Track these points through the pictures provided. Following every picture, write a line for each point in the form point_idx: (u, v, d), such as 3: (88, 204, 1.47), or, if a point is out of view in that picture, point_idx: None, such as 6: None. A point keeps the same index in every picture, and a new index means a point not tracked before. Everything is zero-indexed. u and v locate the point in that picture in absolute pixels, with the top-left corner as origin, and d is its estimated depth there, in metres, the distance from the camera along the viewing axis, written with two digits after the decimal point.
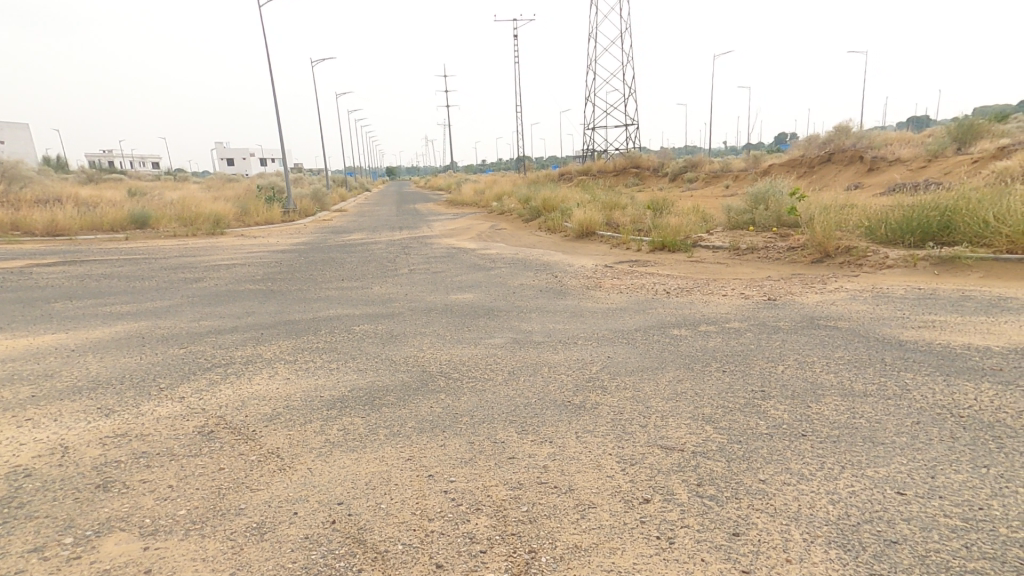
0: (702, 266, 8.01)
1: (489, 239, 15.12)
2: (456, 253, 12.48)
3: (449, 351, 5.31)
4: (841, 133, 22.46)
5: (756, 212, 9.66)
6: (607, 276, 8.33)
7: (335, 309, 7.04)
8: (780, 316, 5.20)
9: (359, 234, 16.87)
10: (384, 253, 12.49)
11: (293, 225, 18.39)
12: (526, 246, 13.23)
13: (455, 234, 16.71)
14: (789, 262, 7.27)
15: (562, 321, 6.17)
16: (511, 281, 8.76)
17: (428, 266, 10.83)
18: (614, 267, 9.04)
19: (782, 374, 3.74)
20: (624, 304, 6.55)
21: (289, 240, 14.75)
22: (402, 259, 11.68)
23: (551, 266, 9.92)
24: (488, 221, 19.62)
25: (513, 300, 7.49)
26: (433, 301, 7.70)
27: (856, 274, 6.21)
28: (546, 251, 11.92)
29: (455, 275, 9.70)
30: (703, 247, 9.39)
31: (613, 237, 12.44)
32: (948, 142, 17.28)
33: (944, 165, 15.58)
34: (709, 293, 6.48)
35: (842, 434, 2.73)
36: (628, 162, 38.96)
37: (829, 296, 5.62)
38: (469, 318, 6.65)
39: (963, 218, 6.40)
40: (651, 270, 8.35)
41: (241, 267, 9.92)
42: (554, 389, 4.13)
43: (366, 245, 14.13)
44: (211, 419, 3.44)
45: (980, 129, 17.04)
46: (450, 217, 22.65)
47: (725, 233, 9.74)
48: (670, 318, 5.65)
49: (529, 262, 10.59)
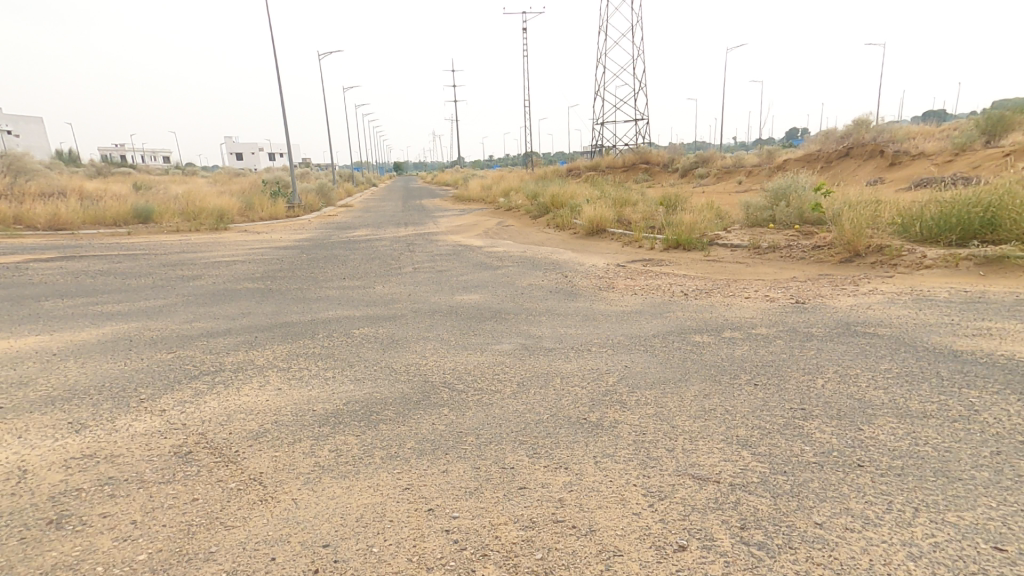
0: (722, 266, 7.62)
1: (496, 236, 14.77)
2: (463, 251, 12.15)
3: (454, 358, 4.99)
4: (859, 127, 21.79)
5: (777, 209, 9.24)
6: (619, 276, 7.98)
7: (335, 310, 6.74)
8: (811, 321, 4.82)
9: (365, 232, 16.59)
10: (389, 251, 12.19)
11: (298, 222, 18.15)
12: (534, 244, 12.87)
13: (462, 231, 16.37)
14: (815, 262, 6.86)
15: (574, 325, 5.82)
16: (519, 281, 8.41)
17: (434, 264, 10.51)
18: (627, 266, 8.66)
19: (823, 389, 3.36)
20: (639, 307, 6.20)
21: (292, 237, 14.49)
22: (407, 257, 11.38)
23: (561, 265, 9.56)
24: (495, 218, 19.28)
25: (521, 301, 7.14)
26: (438, 302, 7.38)
27: (891, 275, 5.80)
28: (555, 249, 11.55)
29: (461, 274, 9.38)
30: (720, 245, 8.99)
31: (625, 234, 12.03)
32: (974, 135, 16.62)
33: (970, 161, 14.96)
34: (731, 295, 6.13)
35: (908, 466, 2.35)
36: (637, 157, 38.35)
37: (863, 299, 5.23)
38: (476, 321, 6.32)
39: (1007, 214, 5.96)
40: (667, 269, 7.97)
41: (241, 264, 9.65)
42: (568, 403, 3.78)
43: (371, 242, 13.85)
44: (191, 437, 3.13)
45: (1009, 122, 16.36)
46: (457, 213, 22.34)
47: (743, 231, 9.31)
48: (691, 323, 5.29)
49: (538, 260, 10.23)
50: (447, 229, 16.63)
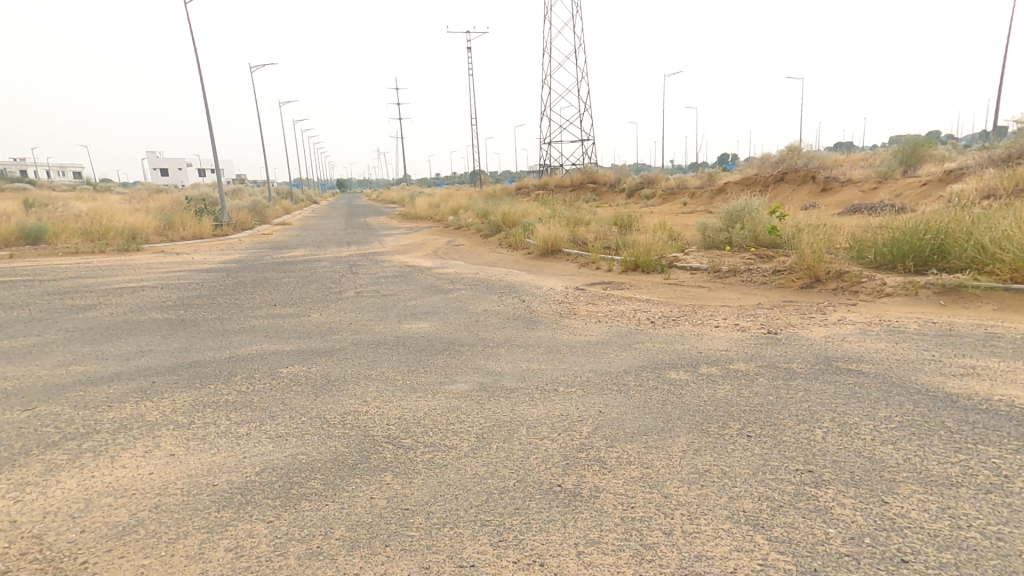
0: (685, 292, 7.47)
1: (447, 256, 14.11)
2: (411, 273, 11.41)
3: (400, 402, 4.27)
4: (793, 152, 22.85)
5: (732, 231, 9.24)
6: (580, 302, 7.57)
7: (259, 344, 5.87)
8: (788, 354, 4.52)
9: (303, 251, 15.41)
10: (329, 272, 11.26)
11: (228, 241, 16.72)
12: (488, 265, 12.34)
13: (409, 250, 15.54)
14: (777, 288, 6.75)
15: (536, 359, 5.27)
16: (473, 307, 7.81)
17: (379, 287, 9.73)
18: (586, 290, 8.30)
19: (823, 442, 2.97)
20: (605, 338, 5.79)
21: (218, 258, 13.18)
22: (349, 279, 10.52)
23: (516, 288, 9.06)
24: (446, 236, 18.63)
25: (476, 330, 6.54)
26: (383, 331, 6.65)
27: (854, 301, 5.74)
28: (509, 271, 11.05)
29: (410, 298, 8.67)
30: (679, 269, 8.81)
31: (580, 255, 11.73)
32: (896, 164, 17.78)
33: (895, 187, 15.89)
34: (698, 324, 5.86)
35: (963, 565, 1.93)
36: (585, 177, 38.94)
37: (834, 329, 5.02)
38: (426, 354, 5.63)
39: (958, 242, 6.02)
40: (629, 295, 7.71)
41: (150, 290, 8.49)
42: (537, 461, 3.18)
43: (310, 262, 12.81)
44: (20, 547, 2.31)
45: (925, 152, 17.63)
46: (406, 231, 21.50)
47: (701, 253, 9.20)
48: (663, 357, 4.89)
49: (492, 283, 9.67)
50: (394, 249, 15.79)
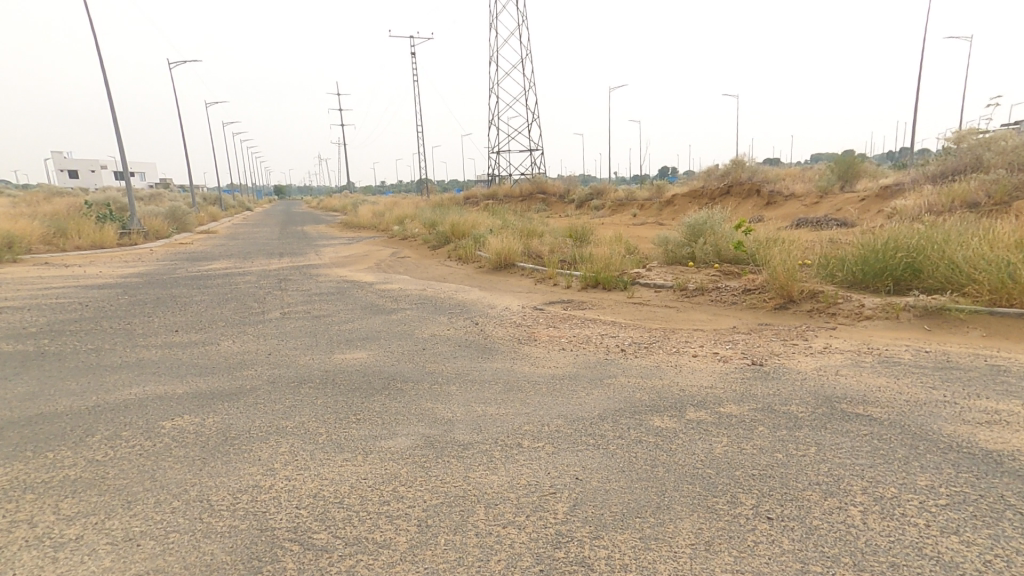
0: (652, 313, 7.05)
1: (391, 270, 13.05)
2: (349, 289, 10.27)
3: (320, 469, 3.28)
4: (737, 166, 23.49)
5: (695, 247, 8.91)
6: (539, 326, 6.87)
7: (144, 387, 4.69)
8: (783, 392, 3.96)
9: (226, 263, 13.82)
10: (253, 289, 9.92)
11: (137, 251, 14.85)
12: (436, 280, 11.44)
13: (349, 263, 14.30)
14: (750, 309, 6.40)
15: (493, 400, 4.44)
16: (418, 331, 6.88)
17: (310, 307, 8.59)
18: (545, 312, 7.61)
19: (866, 529, 2.31)
20: (571, 371, 5.08)
21: (119, 273, 11.51)
22: (274, 297, 9.27)
23: (468, 308, 8.24)
24: (392, 247, 17.51)
25: (422, 361, 5.63)
26: (310, 364, 5.59)
27: (834, 326, 5.34)
28: (460, 287, 10.19)
29: (346, 320, 7.62)
30: (643, 287, 8.39)
31: (536, 269, 11.07)
32: (835, 180, 18.51)
33: (835, 203, 16.43)
34: (674, 353, 5.29)
35: None
36: (535, 187, 38.73)
37: (823, 359, 4.54)
38: (359, 393, 4.67)
39: (931, 261, 5.79)
40: (592, 317, 7.18)
41: (11, 317, 7.22)
42: (503, 569, 2.33)
43: (232, 277, 11.36)
44: None
45: (860, 170, 18.49)
46: (347, 241, 20.11)
47: (665, 270, 8.83)
48: (640, 398, 4.24)
49: (440, 302, 8.78)
50: (333, 261, 14.53)
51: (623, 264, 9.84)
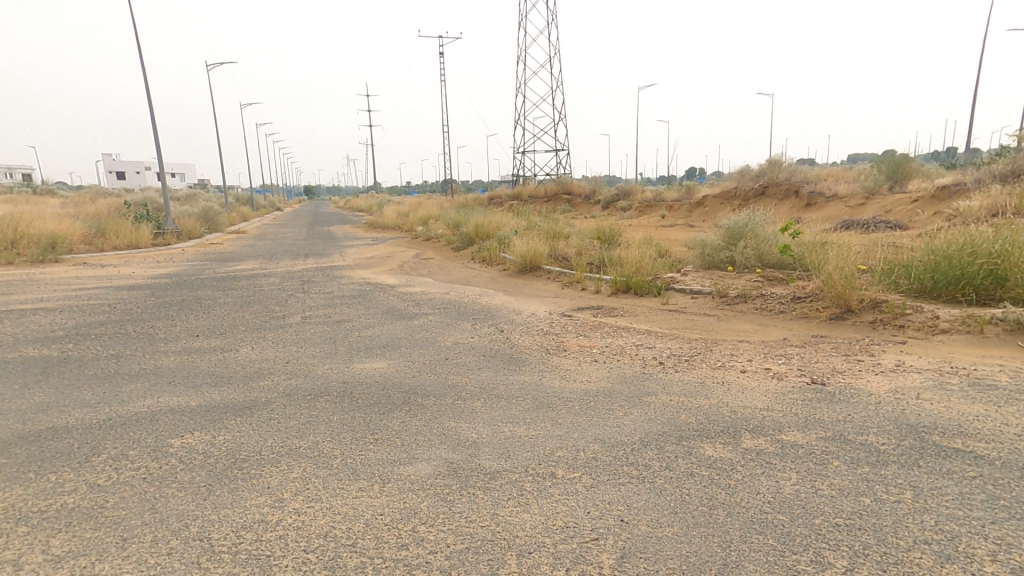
0: (691, 321, 6.54)
1: (414, 272, 12.81)
2: (371, 293, 10.03)
3: (334, 501, 2.95)
4: (772, 166, 22.61)
5: (734, 250, 8.35)
6: (569, 334, 6.45)
7: (156, 397, 4.47)
8: (854, 418, 3.46)
9: (252, 264, 13.81)
10: (275, 291, 9.79)
11: (166, 251, 15.00)
12: (459, 283, 11.12)
13: (372, 264, 14.13)
14: (801, 319, 5.84)
15: (522, 420, 4.06)
16: (442, 339, 6.56)
17: (332, 311, 8.37)
18: (575, 319, 7.19)
19: None
20: (606, 386, 4.65)
21: (147, 272, 11.56)
22: (297, 300, 9.10)
23: (493, 313, 7.89)
24: (415, 249, 17.32)
25: (446, 373, 5.29)
26: (328, 373, 5.31)
27: (904, 341, 4.77)
28: (484, 291, 9.85)
29: (368, 326, 7.36)
30: (678, 292, 7.88)
31: (563, 273, 10.65)
32: (882, 180, 17.57)
33: (881, 205, 15.54)
34: (719, 367, 4.78)
35: None
36: (560, 188, 38.25)
37: (897, 380, 4.01)
38: (378, 409, 4.35)
39: (1015, 269, 5.18)
40: (626, 325, 6.70)
41: (41, 317, 7.16)
42: None
43: (255, 278, 11.28)
44: None
45: (908, 170, 17.53)
46: (371, 242, 20.03)
47: (701, 274, 8.29)
48: (688, 421, 3.79)
49: (464, 307, 8.45)
50: (356, 262, 14.38)
51: (656, 269, 9.36)
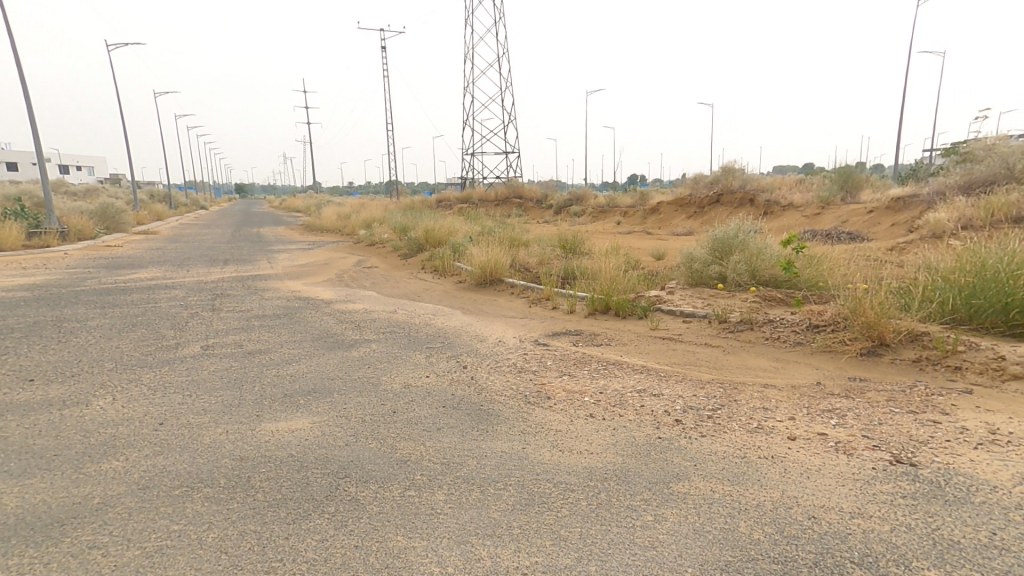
0: (693, 356, 5.44)
1: (355, 284, 11.15)
2: (300, 311, 8.34)
3: None
4: (727, 174, 23.14)
5: (727, 266, 7.42)
6: (548, 374, 5.17)
7: None
8: (1006, 542, 2.32)
9: (156, 271, 11.61)
10: (175, 310, 7.89)
11: (45, 257, 12.42)
12: (408, 299, 9.62)
13: (305, 274, 12.30)
14: (829, 356, 4.84)
15: (508, 533, 2.69)
16: (386, 380, 5.10)
17: (244, 337, 6.66)
18: (554, 353, 5.94)
19: None
20: (617, 463, 3.37)
21: (7, 284, 9.22)
22: (200, 322, 7.29)
23: (450, 343, 6.51)
24: (357, 255, 15.57)
25: (391, 439, 3.84)
26: (217, 439, 3.70)
27: (976, 395, 3.82)
28: (438, 310, 8.42)
29: (290, 360, 5.77)
30: (669, 317, 6.82)
31: (529, 288, 9.45)
32: (836, 190, 17.73)
33: (839, 214, 15.59)
34: (756, 429, 3.61)
35: None
36: (511, 192, 37.23)
37: (1010, 461, 2.98)
38: (283, 515, 2.82)
39: None
40: (616, 362, 5.51)
41: None
42: None
43: (153, 292, 9.22)
44: None
45: (859, 180, 17.86)
46: (307, 247, 18.02)
47: (690, 295, 7.29)
48: (757, 534, 2.53)
49: (414, 333, 7.01)
50: (286, 272, 12.50)
51: (634, 285, 8.34)
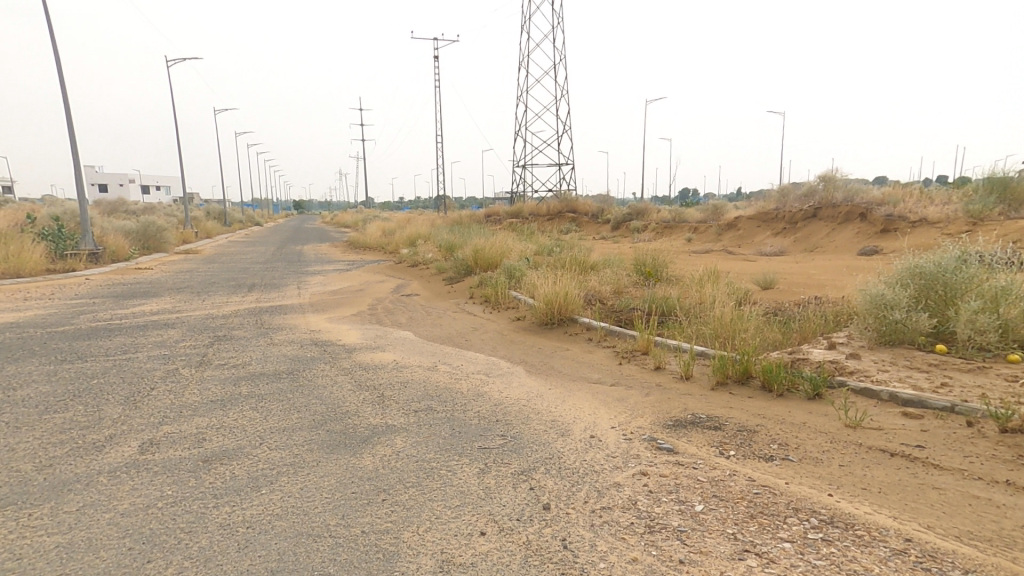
0: (1002, 512, 2.67)
1: (389, 319, 9.12)
2: (309, 370, 6.32)
3: None
4: (827, 184, 20.29)
5: (961, 313, 4.55)
6: (714, 547, 2.66)
7: None
8: None
9: (165, 302, 10.05)
10: (151, 365, 6.04)
11: (57, 284, 11.24)
12: (452, 345, 7.46)
13: (334, 303, 10.43)
14: None
15: None
16: (409, 542, 2.87)
17: (216, 416, 4.67)
18: (695, 474, 3.45)
19: None
20: None
21: None
22: (172, 387, 5.40)
23: (515, 442, 4.26)
24: (397, 279, 13.68)
25: None
26: None
27: None
28: (493, 371, 6.20)
29: (264, 475, 3.62)
30: (867, 400, 4.13)
31: (612, 337, 7.10)
32: (991, 203, 14.39)
33: (1001, 232, 12.71)
34: None
35: None
36: (564, 207, 34.97)
37: None
38: None
39: None
40: (833, 510, 2.86)
41: None
42: None
43: (143, 334, 7.54)
44: None
45: (1018, 190, 14.61)
46: (344, 268, 16.40)
47: (892, 361, 4.55)
48: None
49: (461, 419, 4.80)
50: (311, 301, 10.66)
51: (770, 344, 5.84)
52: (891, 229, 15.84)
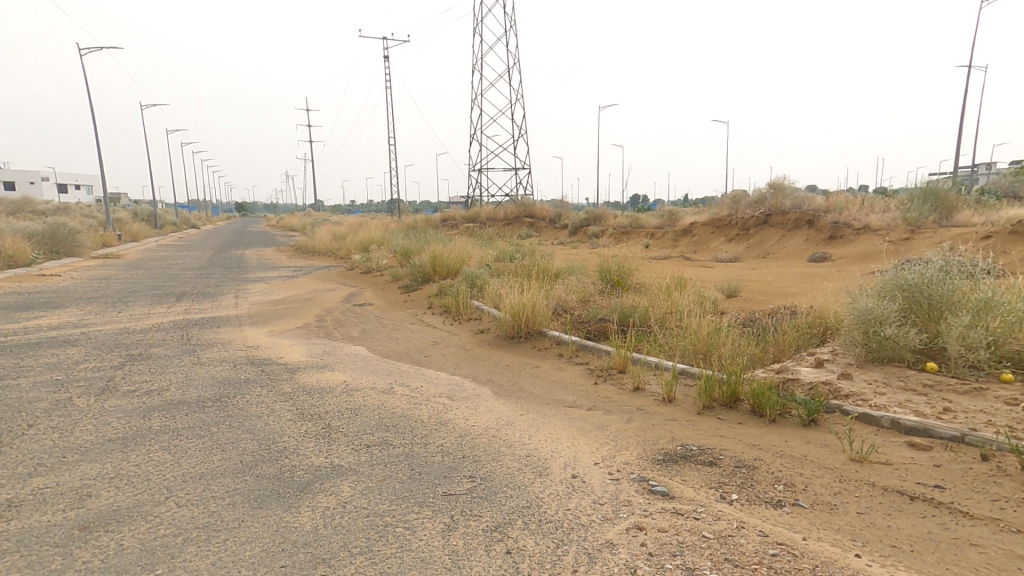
0: None
1: (339, 332, 8.29)
2: (240, 396, 5.46)
3: None
4: (777, 193, 20.92)
5: (953, 327, 4.33)
6: None
7: None
8: None
9: (73, 314, 8.77)
10: (37, 400, 5.05)
11: None
12: (409, 362, 6.75)
13: (277, 315, 9.47)
14: None
15: None
16: None
17: (111, 466, 3.83)
18: (697, 526, 2.96)
19: None
20: None
21: None
22: (60, 429, 4.47)
23: (484, 484, 3.66)
24: (348, 286, 12.76)
25: None
26: None
27: None
28: (455, 393, 5.56)
29: (163, 551, 2.85)
30: (867, 428, 3.80)
31: (583, 352, 6.63)
32: (927, 211, 15.09)
33: (939, 238, 13.28)
34: None
35: None
36: (522, 211, 34.65)
37: None
38: None
39: None
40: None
41: None
42: None
43: (37, 357, 6.40)
44: None
45: (951, 199, 15.39)
46: (290, 275, 15.25)
47: (885, 382, 4.27)
48: None
49: (421, 454, 4.13)
50: (249, 312, 9.65)
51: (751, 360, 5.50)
52: (839, 236, 16.35)
